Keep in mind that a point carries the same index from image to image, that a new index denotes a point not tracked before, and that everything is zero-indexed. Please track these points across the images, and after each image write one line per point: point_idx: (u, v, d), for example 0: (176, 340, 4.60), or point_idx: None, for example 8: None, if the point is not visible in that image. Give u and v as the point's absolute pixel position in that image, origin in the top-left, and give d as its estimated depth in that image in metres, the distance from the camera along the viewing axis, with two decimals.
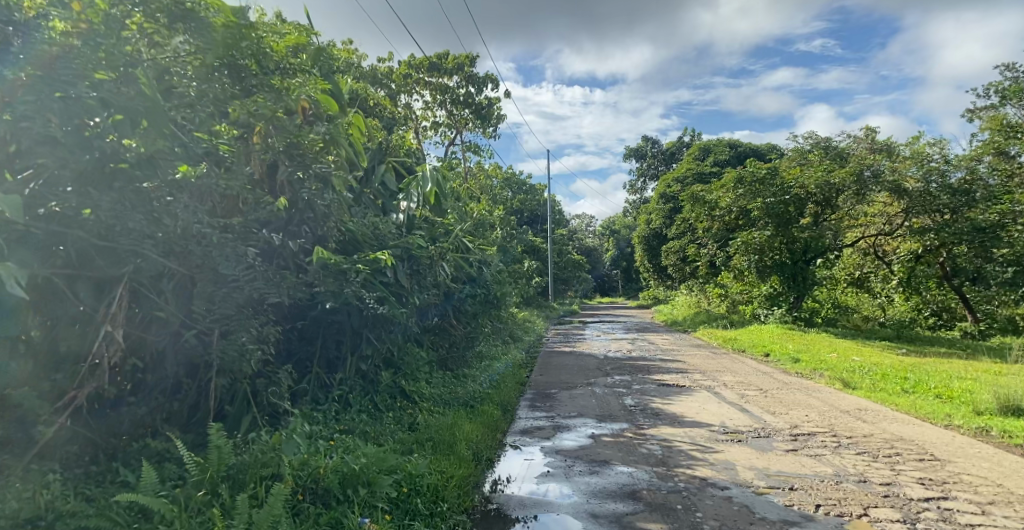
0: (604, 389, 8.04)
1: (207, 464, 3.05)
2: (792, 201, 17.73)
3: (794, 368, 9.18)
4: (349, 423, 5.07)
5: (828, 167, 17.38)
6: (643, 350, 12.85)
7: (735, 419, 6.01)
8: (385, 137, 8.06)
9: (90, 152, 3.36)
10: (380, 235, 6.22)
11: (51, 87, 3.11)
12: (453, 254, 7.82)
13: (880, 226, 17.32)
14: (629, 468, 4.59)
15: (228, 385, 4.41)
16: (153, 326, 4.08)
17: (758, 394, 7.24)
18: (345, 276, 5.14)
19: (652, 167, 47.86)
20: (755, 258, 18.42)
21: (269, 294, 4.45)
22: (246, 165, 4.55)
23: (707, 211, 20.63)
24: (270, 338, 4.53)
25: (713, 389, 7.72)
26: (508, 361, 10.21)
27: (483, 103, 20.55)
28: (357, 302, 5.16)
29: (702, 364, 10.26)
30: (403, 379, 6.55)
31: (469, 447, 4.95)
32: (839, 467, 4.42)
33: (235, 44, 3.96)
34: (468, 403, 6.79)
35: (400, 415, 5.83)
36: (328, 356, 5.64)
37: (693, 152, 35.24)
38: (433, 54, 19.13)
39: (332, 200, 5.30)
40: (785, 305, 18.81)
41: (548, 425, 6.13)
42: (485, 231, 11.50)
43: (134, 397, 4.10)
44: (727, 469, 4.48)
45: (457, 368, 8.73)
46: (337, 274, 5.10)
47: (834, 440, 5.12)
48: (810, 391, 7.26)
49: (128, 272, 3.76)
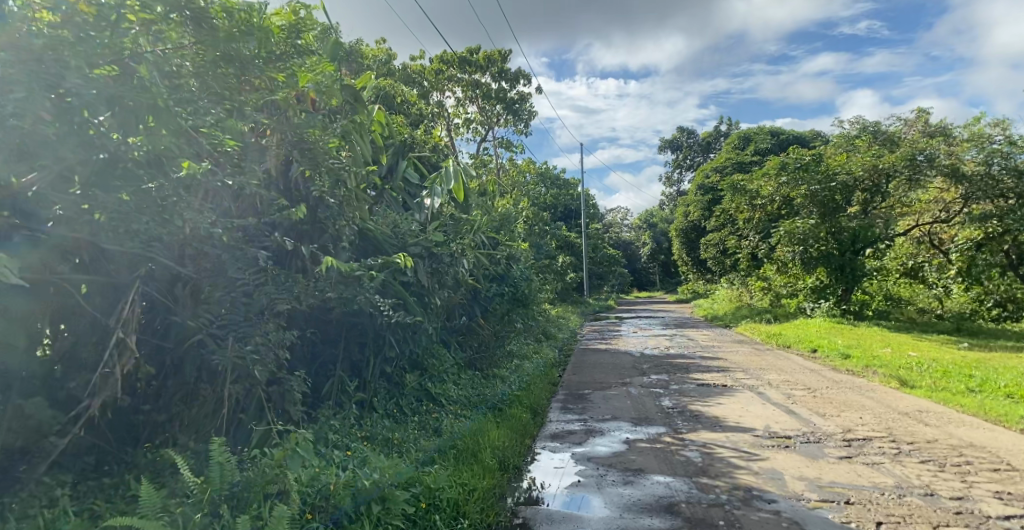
0: (639, 389, 7.71)
1: (207, 484, 2.91)
2: (839, 189, 17.08)
3: (843, 365, 8.64)
4: (371, 430, 4.92)
5: (876, 153, 16.77)
6: (681, 347, 12.41)
7: (781, 421, 5.60)
8: (410, 133, 7.92)
9: (99, 152, 3.23)
10: (401, 233, 6.07)
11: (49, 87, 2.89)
12: (478, 251, 7.63)
13: (935, 214, 16.61)
14: (666, 477, 4.28)
15: (243, 393, 4.30)
16: (170, 332, 4.03)
17: (805, 393, 6.78)
18: (357, 279, 4.96)
19: (689, 158, 46.81)
20: (799, 249, 17.61)
21: (281, 298, 4.28)
22: (258, 165, 4.41)
23: (748, 201, 19.99)
24: (285, 344, 4.37)
25: (756, 389, 7.29)
26: (540, 360, 9.95)
27: (514, 98, 20.32)
28: (372, 306, 4.97)
29: (745, 362, 9.78)
30: (428, 381, 6.37)
31: (494, 456, 4.70)
32: (901, 478, 4.00)
33: (236, 38, 3.78)
34: (496, 405, 6.57)
35: (425, 420, 5.63)
36: (350, 359, 5.48)
37: (733, 141, 34.22)
38: (464, 49, 18.98)
39: (344, 198, 5.13)
40: (833, 298, 17.92)
41: (580, 429, 5.85)
42: (515, 226, 11.27)
43: (149, 405, 4.04)
44: (775, 479, 4.12)
45: (484, 368, 8.33)
46: (347, 277, 4.91)
47: (893, 446, 4.67)
48: (864, 391, 6.75)
49: (141, 275, 3.71)
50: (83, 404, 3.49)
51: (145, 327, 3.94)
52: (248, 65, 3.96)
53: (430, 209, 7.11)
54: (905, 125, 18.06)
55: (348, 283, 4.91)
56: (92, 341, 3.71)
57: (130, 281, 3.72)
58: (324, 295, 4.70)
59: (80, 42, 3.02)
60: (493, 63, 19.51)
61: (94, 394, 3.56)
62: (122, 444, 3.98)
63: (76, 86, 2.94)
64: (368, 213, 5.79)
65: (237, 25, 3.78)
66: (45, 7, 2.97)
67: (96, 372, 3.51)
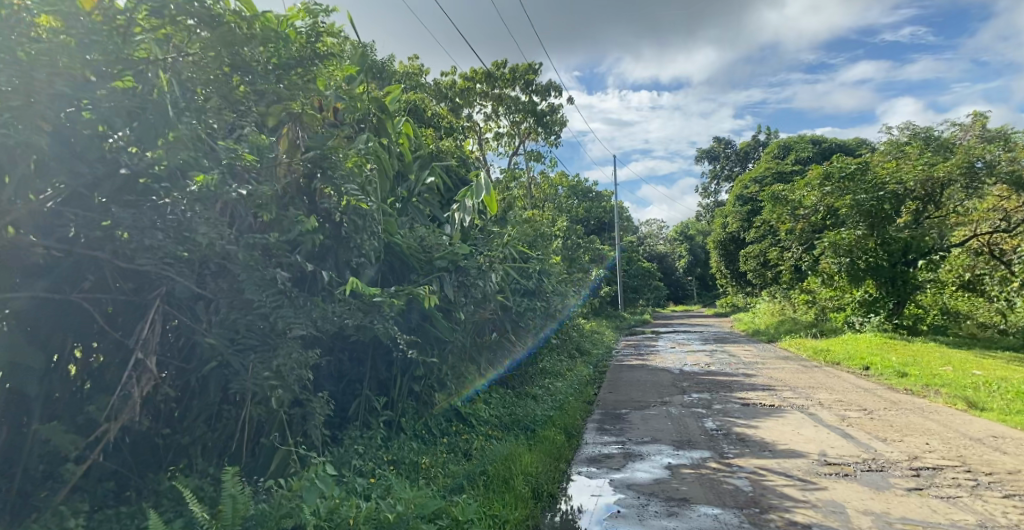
0: (680, 409, 7.33)
1: (219, 517, 2.75)
2: (888, 198, 16.47)
3: (901, 384, 8.06)
4: (398, 453, 4.72)
5: (928, 161, 16.19)
6: (723, 363, 11.91)
7: (838, 446, 5.16)
8: (436, 145, 7.81)
9: (121, 167, 3.24)
10: (428, 246, 5.90)
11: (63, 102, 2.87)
12: (506, 265, 7.42)
13: (996, 223, 15.00)
14: (714, 509, 3.94)
15: (266, 416, 4.14)
16: (192, 353, 3.93)
17: (862, 415, 6.31)
18: (377, 308, 4.75)
19: (726, 168, 45.94)
20: (846, 261, 17.05)
21: (301, 317, 4.07)
22: (276, 180, 4.28)
23: (790, 211, 19.43)
24: (308, 364, 4.20)
25: (808, 410, 6.83)
26: (575, 377, 9.62)
27: (545, 111, 20.17)
28: (391, 335, 4.76)
29: (791, 380, 9.26)
30: (457, 400, 6.17)
31: (527, 483, 4.45)
32: (983, 516, 3.58)
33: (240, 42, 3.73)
34: (529, 426, 6.31)
35: (455, 443, 5.42)
36: (377, 377, 5.28)
37: (772, 151, 33.42)
38: (492, 64, 18.96)
39: (367, 212, 4.99)
40: (884, 312, 17.08)
41: (618, 452, 5.53)
42: (546, 238, 11.05)
43: (170, 429, 3.91)
44: (836, 513, 3.74)
45: (517, 385, 8.09)
46: (366, 306, 4.72)
47: (970, 478, 4.22)
48: (928, 413, 6.23)
49: (160, 293, 3.63)
50: (100, 428, 3.39)
51: (165, 347, 3.86)
52: (252, 66, 3.89)
53: (457, 222, 6.94)
54: (960, 131, 17.21)
55: (367, 312, 4.73)
56: (116, 361, 3.68)
57: (149, 301, 3.66)
58: (344, 322, 4.48)
59: (87, 52, 2.95)
60: (523, 77, 19.50)
61: (112, 418, 3.47)
62: (144, 468, 3.87)
63: (94, 101, 2.95)
64: (394, 227, 5.63)
65: (245, 31, 3.79)
66: (45, 12, 2.86)
67: (114, 395, 3.42)
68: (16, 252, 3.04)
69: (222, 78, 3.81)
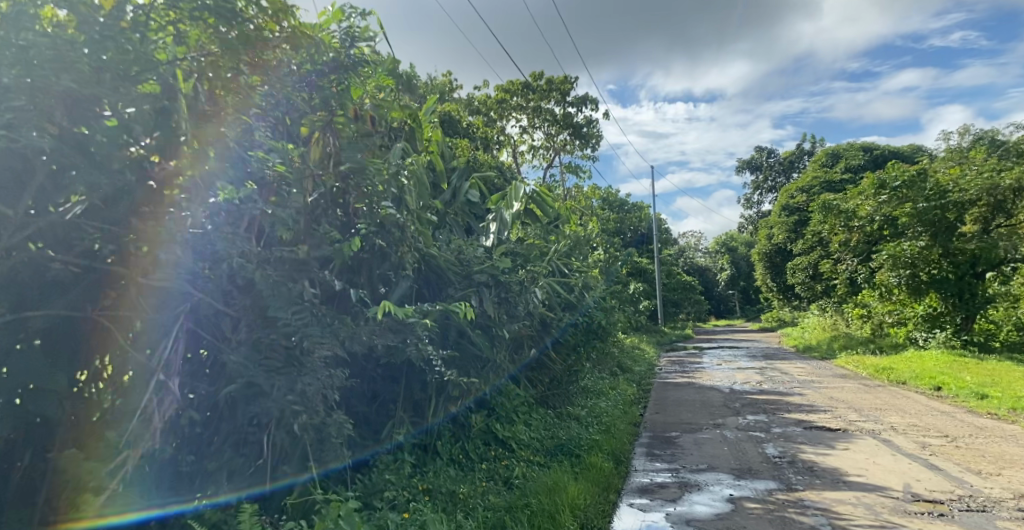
0: (736, 432, 6.81)
1: None
2: (950, 207, 15.79)
3: (982, 407, 7.35)
4: (433, 480, 4.43)
5: (994, 167, 15.64)
6: (775, 382, 11.27)
7: (925, 480, 4.60)
8: (471, 155, 7.57)
9: (149, 179, 3.05)
10: (466, 260, 5.67)
11: (87, 106, 2.69)
12: (546, 279, 7.10)
13: None
14: None
15: (291, 440, 3.84)
16: (217, 375, 3.68)
17: (944, 443, 5.68)
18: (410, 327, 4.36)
19: (770, 179, 44.78)
20: (907, 273, 16.25)
21: (326, 342, 3.74)
22: (305, 190, 4.08)
23: (844, 222, 18.80)
24: (336, 384, 3.89)
25: (879, 435, 6.22)
26: (618, 397, 9.16)
27: (581, 123, 19.88)
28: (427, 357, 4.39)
29: (854, 400, 8.60)
30: (495, 422, 5.86)
31: (574, 518, 4.12)
32: None
33: (269, 48, 3.55)
34: (572, 452, 5.92)
35: (495, 469, 5.11)
36: (412, 398, 4.97)
37: (820, 160, 32.29)
38: (528, 77, 18.78)
39: (402, 224, 4.70)
40: (950, 328, 15.93)
41: (672, 482, 5.05)
42: (585, 251, 10.70)
43: (194, 454, 3.64)
44: None
45: (558, 406, 7.70)
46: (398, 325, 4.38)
47: None
48: (1021, 442, 5.59)
49: (184, 311, 3.37)
50: (121, 456, 3.13)
51: (190, 369, 3.60)
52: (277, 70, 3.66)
53: (494, 234, 6.65)
54: None
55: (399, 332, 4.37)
56: (142, 383, 3.37)
57: (173, 319, 3.39)
58: (375, 343, 4.15)
59: (101, 49, 2.69)
60: (558, 89, 19.24)
61: (133, 445, 3.19)
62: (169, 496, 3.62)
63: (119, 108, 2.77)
64: (431, 240, 5.39)
65: (279, 37, 3.60)
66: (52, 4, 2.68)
67: (133, 421, 3.16)
68: (33, 268, 2.81)
69: (247, 82, 3.58)
